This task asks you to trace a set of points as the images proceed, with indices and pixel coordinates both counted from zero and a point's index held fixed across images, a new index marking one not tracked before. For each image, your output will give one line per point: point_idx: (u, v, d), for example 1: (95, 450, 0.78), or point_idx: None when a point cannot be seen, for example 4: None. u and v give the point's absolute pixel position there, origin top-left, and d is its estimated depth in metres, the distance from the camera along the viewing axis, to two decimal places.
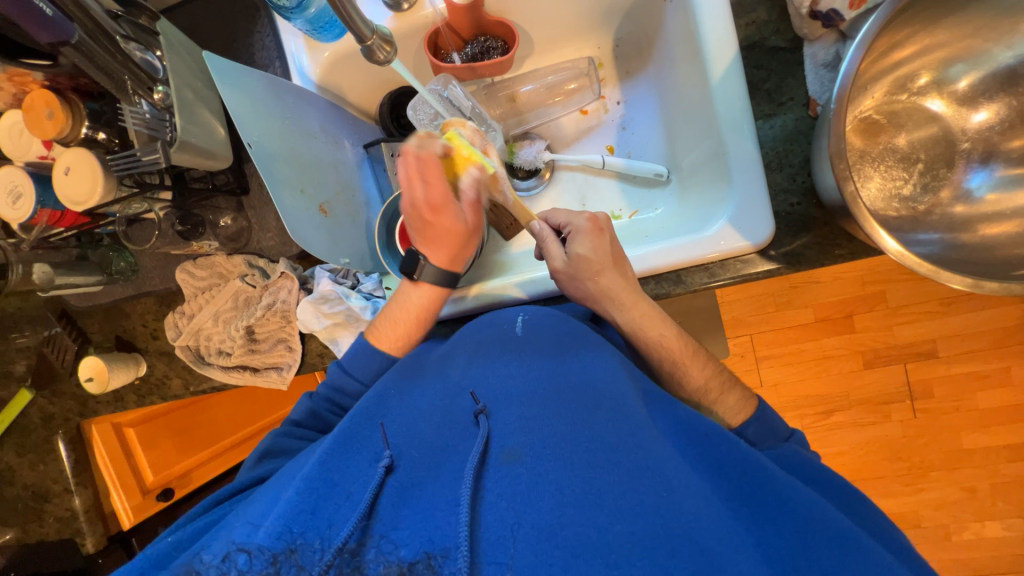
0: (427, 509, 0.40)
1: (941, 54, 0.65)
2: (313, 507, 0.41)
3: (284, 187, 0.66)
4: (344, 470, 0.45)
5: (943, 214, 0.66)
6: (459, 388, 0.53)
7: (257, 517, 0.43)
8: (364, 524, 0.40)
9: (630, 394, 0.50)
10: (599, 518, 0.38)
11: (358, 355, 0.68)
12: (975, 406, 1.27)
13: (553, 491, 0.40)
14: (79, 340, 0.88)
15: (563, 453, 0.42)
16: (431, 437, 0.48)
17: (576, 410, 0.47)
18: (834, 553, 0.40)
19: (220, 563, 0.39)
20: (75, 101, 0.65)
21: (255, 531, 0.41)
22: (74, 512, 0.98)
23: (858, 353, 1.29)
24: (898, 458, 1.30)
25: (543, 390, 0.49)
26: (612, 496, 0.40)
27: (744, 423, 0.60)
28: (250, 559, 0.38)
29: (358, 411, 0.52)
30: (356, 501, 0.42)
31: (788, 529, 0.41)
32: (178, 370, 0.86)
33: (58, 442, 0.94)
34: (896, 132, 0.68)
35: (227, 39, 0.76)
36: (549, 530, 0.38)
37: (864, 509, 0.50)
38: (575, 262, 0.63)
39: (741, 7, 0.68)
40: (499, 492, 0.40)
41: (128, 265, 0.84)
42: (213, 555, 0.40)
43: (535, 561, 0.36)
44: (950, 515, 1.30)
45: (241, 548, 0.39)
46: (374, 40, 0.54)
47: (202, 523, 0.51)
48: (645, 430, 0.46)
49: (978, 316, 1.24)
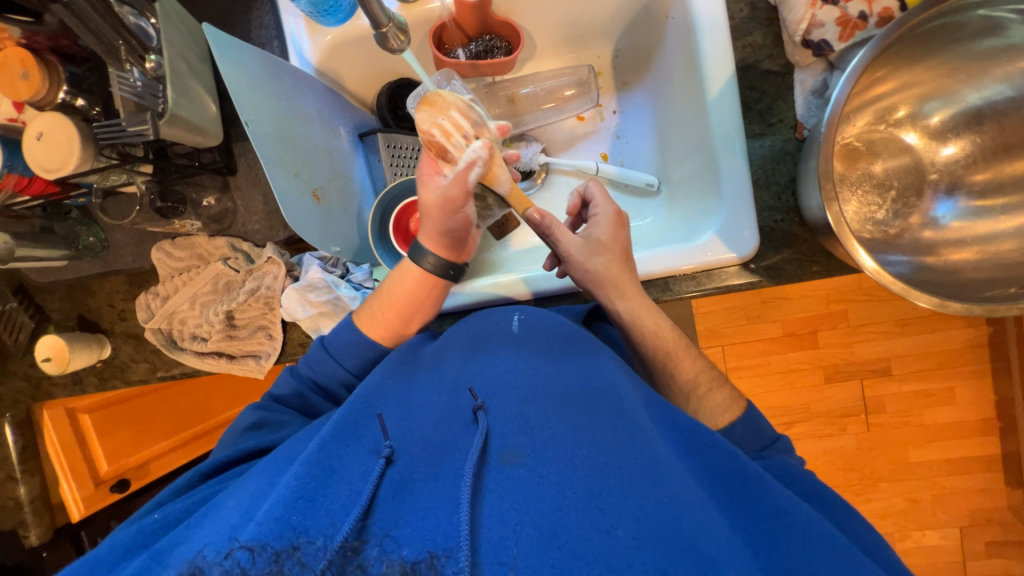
0: (428, 509, 0.39)
1: (919, 91, 0.70)
2: (310, 495, 0.40)
3: (279, 169, 0.64)
4: (344, 458, 0.44)
5: (912, 238, 0.70)
6: (456, 384, 0.52)
7: (241, 513, 0.40)
8: (361, 524, 0.38)
9: (629, 397, 0.51)
10: (601, 522, 0.38)
11: (342, 338, 0.64)
12: (923, 422, 1.36)
13: (555, 493, 0.40)
14: (37, 318, 0.84)
15: (564, 456, 0.43)
16: (428, 434, 0.47)
17: (577, 414, 0.47)
18: (827, 552, 0.42)
19: (221, 561, 0.35)
20: (53, 63, 0.62)
21: (247, 525, 0.38)
22: (17, 502, 0.91)
23: (821, 368, 1.36)
24: (850, 469, 1.38)
25: (543, 391, 0.49)
26: (614, 500, 0.40)
27: (731, 423, 0.61)
28: (252, 556, 0.35)
29: (355, 400, 0.51)
30: (357, 493, 0.41)
31: (773, 533, 0.43)
32: (145, 354, 0.82)
33: (4, 425, 0.88)
34: (872, 159, 0.72)
35: (224, 13, 0.73)
36: (550, 532, 0.37)
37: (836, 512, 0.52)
38: (596, 246, 0.65)
39: (739, 30, 0.71)
40: (501, 493, 0.40)
41: (99, 241, 0.79)
42: (214, 550, 0.36)
43: (537, 562, 0.36)
44: (895, 524, 1.38)
45: (241, 544, 0.36)
46: (390, 27, 0.54)
47: (187, 503, 0.47)
48: (646, 435, 0.47)
49: (931, 337, 1.32)
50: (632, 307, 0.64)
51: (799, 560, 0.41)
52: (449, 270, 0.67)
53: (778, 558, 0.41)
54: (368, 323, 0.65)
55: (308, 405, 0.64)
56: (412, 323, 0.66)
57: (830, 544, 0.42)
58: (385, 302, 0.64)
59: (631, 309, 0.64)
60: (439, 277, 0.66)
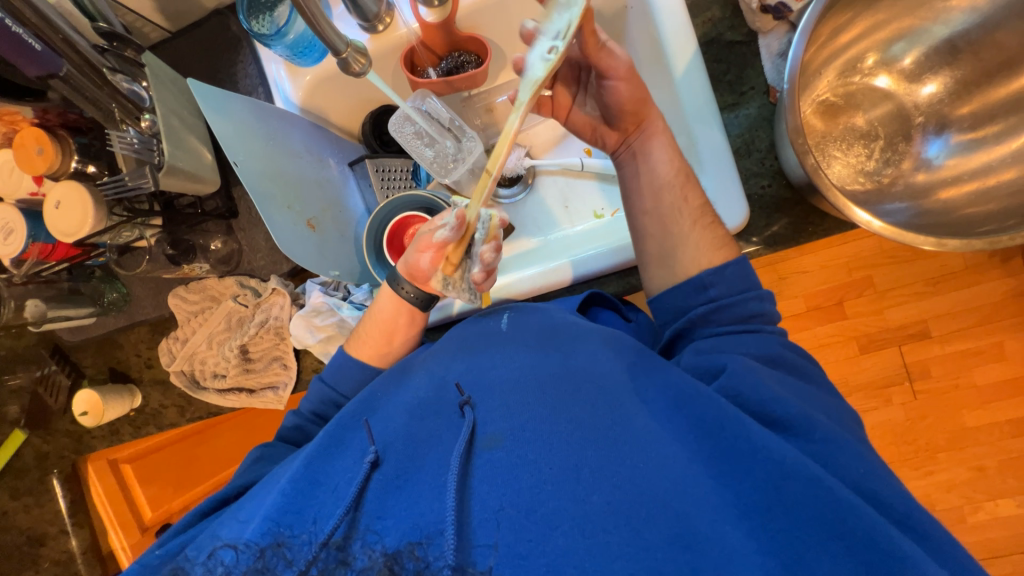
0: (411, 499, 0.42)
1: (884, 35, 0.72)
2: (298, 507, 0.44)
3: (272, 204, 0.68)
4: (330, 471, 0.47)
5: (906, 184, 0.70)
6: (442, 378, 0.53)
7: (245, 515, 0.45)
8: (350, 516, 0.42)
9: (609, 371, 0.50)
10: (577, 491, 0.40)
11: (341, 368, 0.66)
12: (974, 383, 1.19)
13: (532, 469, 0.42)
14: (73, 375, 0.90)
15: (542, 434, 0.44)
16: (408, 427, 0.48)
17: (556, 395, 0.47)
18: (817, 505, 0.39)
19: (206, 560, 0.42)
20: (64, 137, 0.68)
21: (244, 527, 0.44)
22: (70, 554, 1.04)
23: (852, 339, 1.20)
24: (902, 442, 1.23)
25: (522, 376, 0.50)
26: (590, 471, 0.41)
27: (724, 263, 0.57)
28: (236, 553, 0.41)
29: (345, 413, 0.54)
30: (342, 495, 0.44)
31: (769, 492, 0.40)
32: (174, 399, 0.87)
33: (54, 479, 0.99)
34: (854, 112, 0.73)
35: (212, 70, 0.80)
36: (528, 508, 0.40)
37: (849, 459, 0.44)
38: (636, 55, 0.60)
39: (696, 7, 0.72)
40: (484, 477, 0.42)
41: (121, 296, 0.83)
42: (200, 551, 0.44)
43: (515, 538, 0.39)
44: (962, 496, 1.22)
45: (229, 544, 0.42)
46: (349, 52, 0.58)
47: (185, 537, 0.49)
48: (627, 408, 0.47)
49: (975, 291, 1.14)
50: (661, 126, 0.63)
51: (783, 525, 0.39)
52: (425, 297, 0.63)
53: (757, 506, 0.40)
54: (359, 347, 0.66)
55: (308, 436, 0.64)
56: (400, 341, 0.66)
57: (815, 484, 0.40)
58: (372, 323, 0.65)
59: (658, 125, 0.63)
60: (419, 308, 0.64)
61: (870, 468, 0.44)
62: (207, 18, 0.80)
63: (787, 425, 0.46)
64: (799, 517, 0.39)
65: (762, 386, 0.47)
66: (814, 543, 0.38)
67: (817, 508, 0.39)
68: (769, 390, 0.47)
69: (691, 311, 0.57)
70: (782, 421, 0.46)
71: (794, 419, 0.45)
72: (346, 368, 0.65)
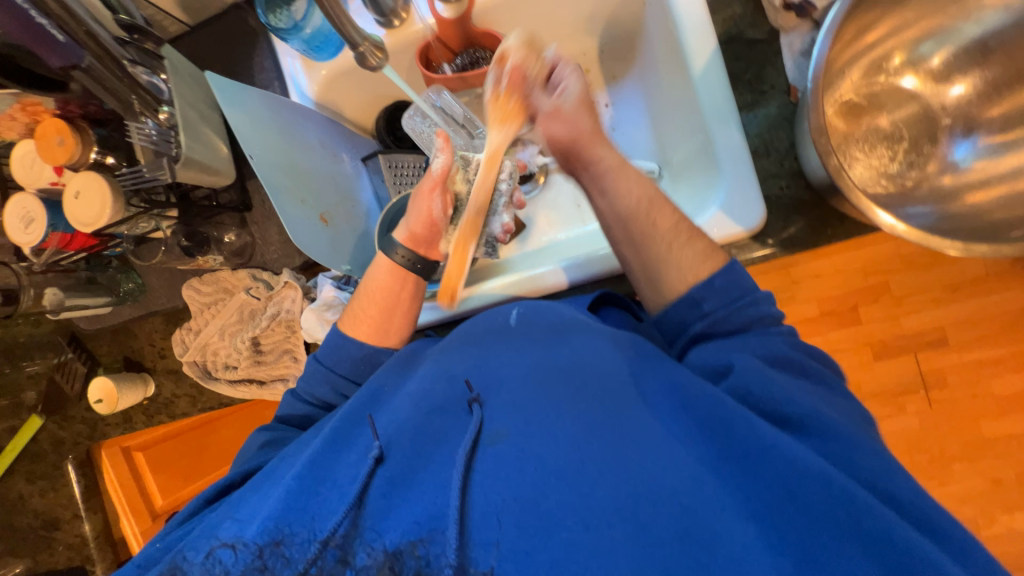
0: (416, 495, 0.43)
1: (912, 34, 0.70)
2: (303, 504, 0.44)
3: (286, 198, 0.68)
4: (334, 467, 0.47)
5: (931, 187, 0.69)
6: (447, 372, 0.52)
7: (246, 513, 0.45)
8: (353, 514, 0.43)
9: (616, 368, 0.50)
10: (582, 486, 0.40)
11: (331, 346, 0.65)
12: (992, 394, 1.16)
13: (538, 464, 0.42)
14: (89, 363, 0.91)
15: (548, 430, 0.44)
16: (415, 421, 0.48)
17: (563, 393, 0.47)
18: (835, 514, 0.38)
19: (205, 560, 0.42)
20: (84, 128, 0.69)
21: (245, 527, 0.43)
22: (83, 538, 1.06)
23: (866, 346, 1.18)
24: (915, 452, 1.21)
25: (530, 372, 0.50)
26: (596, 466, 0.41)
27: (710, 273, 0.55)
28: (235, 553, 0.42)
29: (349, 406, 0.53)
30: (345, 492, 0.44)
31: (784, 505, 0.39)
32: (186, 388, 0.89)
33: (69, 465, 1.00)
34: (877, 112, 0.72)
35: (229, 63, 0.80)
36: (531, 503, 0.40)
37: (878, 474, 0.42)
38: (577, 101, 0.64)
39: (717, 4, 0.70)
40: (488, 473, 0.42)
41: (137, 287, 0.84)
42: (197, 553, 0.44)
43: (517, 534, 0.39)
44: (977, 509, 1.20)
45: (227, 544, 0.42)
46: (365, 46, 0.57)
47: (185, 529, 0.50)
48: (634, 408, 0.46)
49: (999, 299, 1.11)
50: (613, 162, 0.62)
51: (794, 526, 0.38)
52: (418, 264, 0.67)
53: (769, 513, 0.39)
54: (353, 326, 0.66)
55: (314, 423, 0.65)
56: (394, 321, 0.66)
57: (834, 491, 0.38)
58: (365, 298, 0.65)
59: (610, 163, 0.62)
60: (409, 271, 0.67)
61: (894, 481, 0.42)
62: (225, 12, 0.80)
63: (802, 426, 0.45)
64: (812, 519, 0.38)
65: (772, 385, 0.47)
66: (830, 545, 0.37)
67: (829, 508, 0.38)
68: (781, 389, 0.46)
69: (689, 328, 0.56)
70: (791, 422, 0.45)
71: (805, 423, 0.44)
72: (341, 348, 0.64)
